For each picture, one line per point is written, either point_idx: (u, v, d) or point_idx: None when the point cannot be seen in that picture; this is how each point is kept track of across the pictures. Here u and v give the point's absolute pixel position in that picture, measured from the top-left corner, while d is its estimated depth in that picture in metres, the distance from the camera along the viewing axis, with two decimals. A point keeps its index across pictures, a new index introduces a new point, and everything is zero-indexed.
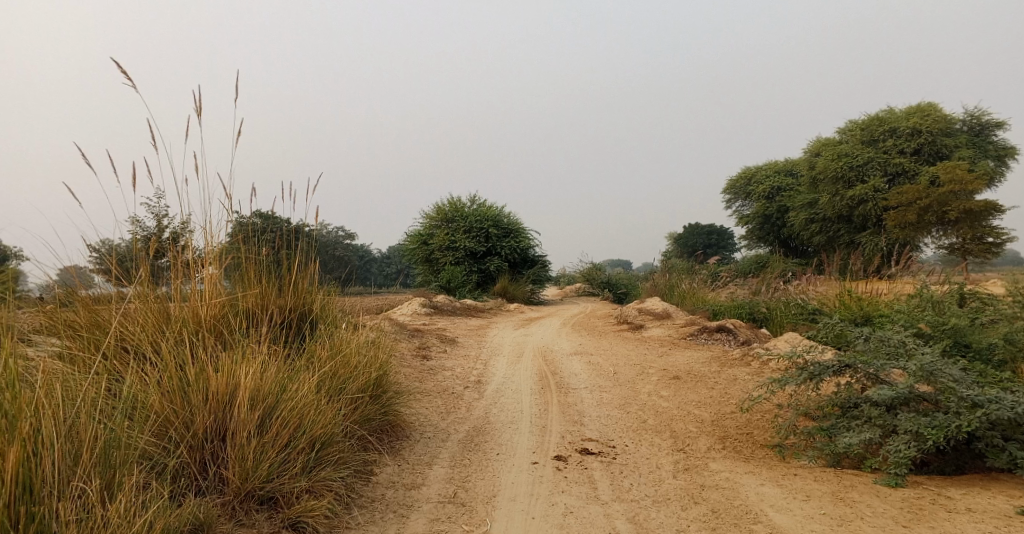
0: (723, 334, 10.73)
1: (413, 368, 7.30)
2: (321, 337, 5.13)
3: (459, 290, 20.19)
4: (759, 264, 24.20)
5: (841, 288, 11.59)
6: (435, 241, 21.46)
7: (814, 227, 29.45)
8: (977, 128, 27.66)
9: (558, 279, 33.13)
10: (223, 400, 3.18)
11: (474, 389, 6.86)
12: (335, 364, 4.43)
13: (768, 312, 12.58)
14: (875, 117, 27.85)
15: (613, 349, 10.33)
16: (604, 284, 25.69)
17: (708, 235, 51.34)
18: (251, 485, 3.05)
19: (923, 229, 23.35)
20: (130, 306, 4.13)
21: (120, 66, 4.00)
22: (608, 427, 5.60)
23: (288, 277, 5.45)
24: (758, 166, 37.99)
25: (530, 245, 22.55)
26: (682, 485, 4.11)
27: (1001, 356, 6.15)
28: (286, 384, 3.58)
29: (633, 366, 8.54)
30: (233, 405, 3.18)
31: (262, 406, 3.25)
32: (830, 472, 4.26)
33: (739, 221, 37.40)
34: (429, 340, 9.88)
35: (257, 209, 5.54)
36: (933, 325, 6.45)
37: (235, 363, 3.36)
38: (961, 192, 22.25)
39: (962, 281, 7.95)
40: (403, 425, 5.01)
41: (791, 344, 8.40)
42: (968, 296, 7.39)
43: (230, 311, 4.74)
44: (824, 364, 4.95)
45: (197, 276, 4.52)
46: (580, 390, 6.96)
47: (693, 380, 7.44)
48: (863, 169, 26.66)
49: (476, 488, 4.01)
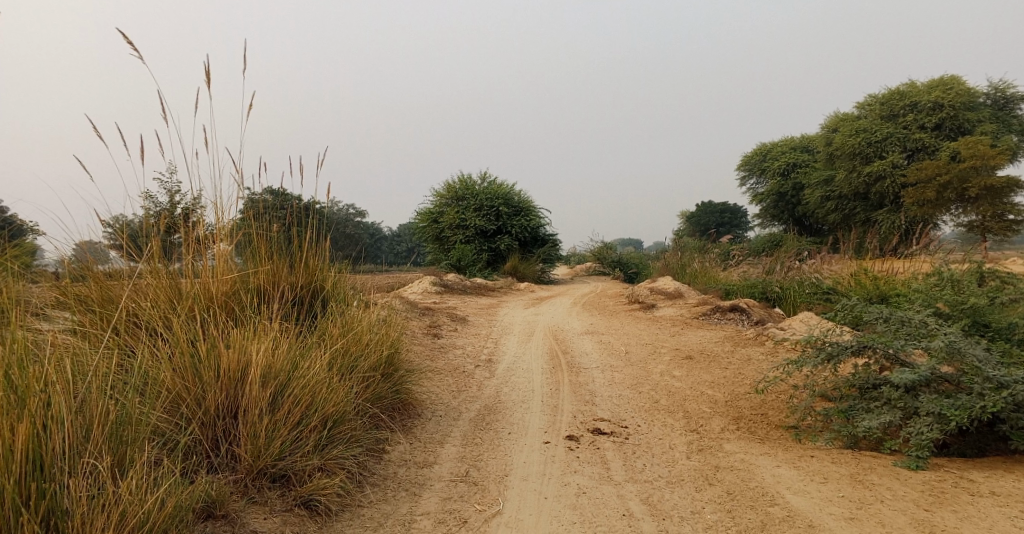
0: (736, 313, 10.63)
1: (423, 347, 7.29)
2: (333, 314, 5.09)
3: (469, 268, 20.18)
4: (773, 243, 23.96)
5: (858, 267, 11.42)
6: (445, 219, 21.41)
7: (830, 205, 29.05)
8: (1001, 102, 26.98)
9: (568, 258, 33.03)
10: (235, 377, 3.13)
11: (485, 368, 6.84)
12: (347, 342, 4.39)
13: (782, 291, 12.44)
14: (895, 92, 27.26)
15: (624, 328, 10.28)
16: (615, 263, 25.56)
17: (720, 214, 50.91)
18: (263, 463, 3.03)
19: (942, 207, 22.93)
20: (141, 281, 4.09)
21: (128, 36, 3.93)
22: (621, 407, 5.56)
23: (299, 254, 5.41)
24: (773, 143, 37.45)
25: (541, 224, 22.43)
26: (696, 466, 4.07)
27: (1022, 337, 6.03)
28: (298, 361, 3.53)
29: (645, 346, 8.48)
30: (245, 383, 3.13)
31: (274, 383, 3.21)
32: (847, 454, 4.20)
33: (752, 199, 36.99)
34: (440, 319, 9.87)
35: (268, 186, 5.49)
36: (953, 304, 6.33)
37: (247, 339, 3.31)
38: (982, 168, 21.77)
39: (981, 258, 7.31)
40: (414, 403, 5.00)
41: (806, 324, 8.29)
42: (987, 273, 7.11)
43: (241, 288, 4.71)
44: (842, 345, 4.86)
45: (207, 253, 4.48)
46: (592, 370, 6.93)
47: (706, 360, 7.37)
48: (881, 145, 26.16)
49: (488, 467, 3.99)
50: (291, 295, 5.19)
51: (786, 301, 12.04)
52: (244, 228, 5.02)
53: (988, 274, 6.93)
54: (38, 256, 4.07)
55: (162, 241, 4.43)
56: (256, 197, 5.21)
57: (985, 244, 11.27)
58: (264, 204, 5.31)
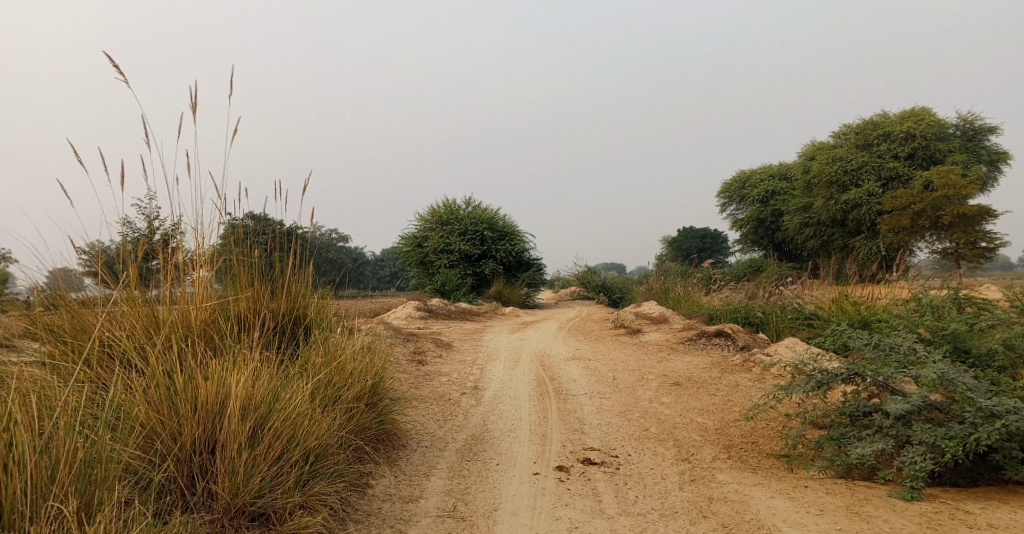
0: (721, 339, 10.63)
1: (408, 374, 7.15)
2: (317, 341, 4.96)
3: (453, 293, 20.05)
4: (754, 268, 24.18)
5: (839, 293, 11.52)
6: (429, 243, 21.31)
7: (809, 231, 29.48)
8: (971, 132, 27.75)
9: (552, 282, 32.99)
10: (213, 410, 2.99)
11: (471, 395, 6.71)
12: (330, 371, 4.26)
13: (765, 316, 12.49)
14: (869, 121, 27.94)
15: (610, 354, 10.21)
16: (599, 288, 25.58)
17: (702, 239, 51.40)
18: (241, 501, 2.88)
19: (917, 233, 23.35)
20: (116, 309, 3.95)
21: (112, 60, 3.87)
22: (610, 436, 5.46)
23: (282, 280, 5.29)
24: (753, 170, 38.07)
25: (525, 248, 22.43)
26: (689, 498, 3.99)
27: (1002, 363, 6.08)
28: (280, 392, 3.40)
29: (632, 372, 8.41)
30: (224, 416, 2.99)
31: (254, 417, 3.07)
32: (841, 484, 4.15)
33: (733, 225, 37.44)
34: (424, 345, 9.72)
35: (250, 211, 5.39)
36: (934, 330, 6.38)
37: (226, 370, 3.18)
38: (955, 196, 22.26)
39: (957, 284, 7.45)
40: (399, 433, 4.86)
41: (791, 350, 8.29)
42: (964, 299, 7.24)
43: (221, 315, 4.57)
44: (832, 372, 4.84)
45: (187, 279, 4.35)
46: (580, 397, 6.84)
47: (694, 386, 7.31)
48: (857, 172, 26.69)
49: (476, 501, 3.86)
50: (273, 322, 5.05)
51: (769, 327, 12.09)
52: (226, 255, 4.89)
53: (967, 300, 7.01)
54: (10, 284, 3.92)
55: (139, 268, 4.29)
56: (238, 222, 5.10)
57: (961, 271, 11.44)
58: (245, 229, 5.18)
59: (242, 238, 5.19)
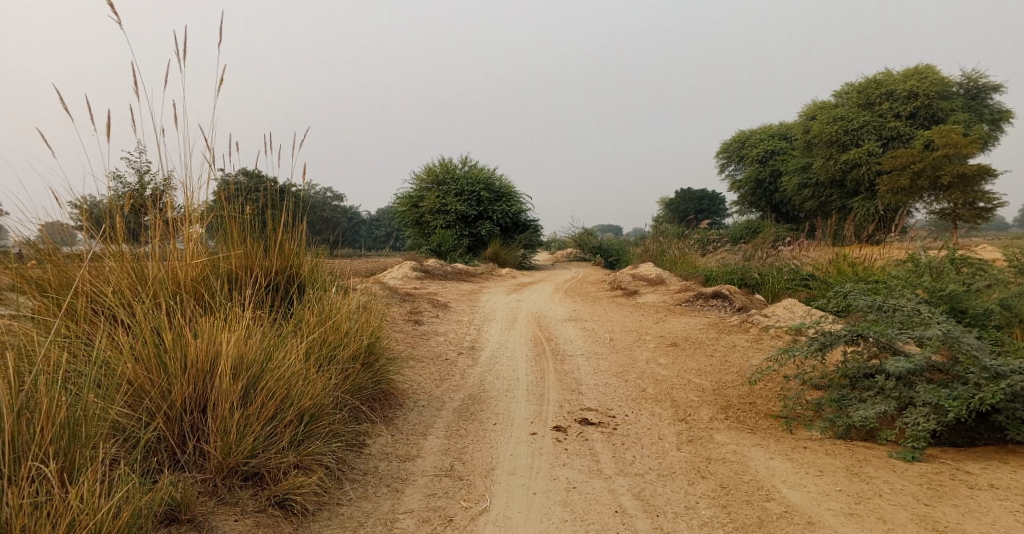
0: (718, 300, 10.60)
1: (405, 334, 7.08)
2: (312, 300, 4.86)
3: (449, 254, 19.92)
4: (751, 230, 24.10)
5: (836, 253, 11.46)
6: (425, 204, 21.07)
7: (807, 192, 29.30)
8: (974, 91, 27.36)
9: (549, 244, 32.87)
10: (203, 369, 2.90)
11: (468, 355, 6.67)
12: (325, 330, 4.18)
13: (761, 277, 12.45)
14: (872, 80, 27.49)
15: (608, 315, 10.18)
16: (595, 250, 25.48)
17: (699, 201, 51.18)
18: (234, 461, 2.83)
19: (915, 194, 23.20)
20: (104, 266, 3.84)
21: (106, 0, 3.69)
22: (608, 396, 5.44)
23: (275, 238, 5.16)
24: (752, 130, 37.62)
25: (522, 209, 22.25)
26: (688, 458, 3.96)
27: (998, 323, 6.05)
28: (273, 351, 3.31)
29: (629, 332, 8.38)
30: (215, 375, 2.91)
31: (246, 376, 2.99)
32: (841, 445, 4.14)
33: (731, 186, 37.17)
34: (421, 305, 9.65)
35: (243, 167, 5.22)
36: (932, 290, 6.35)
37: (217, 328, 3.08)
38: (955, 156, 22.02)
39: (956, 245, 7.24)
40: (396, 392, 4.82)
41: (789, 312, 8.26)
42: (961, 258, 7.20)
43: (212, 272, 4.46)
44: (835, 334, 4.78)
45: (177, 236, 4.21)
46: (577, 357, 6.81)
47: (692, 347, 7.28)
48: (858, 132, 26.35)
49: (474, 460, 3.83)
50: (266, 280, 4.95)
51: (765, 288, 12.05)
52: (217, 212, 4.76)
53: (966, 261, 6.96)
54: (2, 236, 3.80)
55: (127, 222, 4.15)
56: (228, 177, 4.96)
57: (956, 231, 11.37)
58: (238, 185, 5.04)
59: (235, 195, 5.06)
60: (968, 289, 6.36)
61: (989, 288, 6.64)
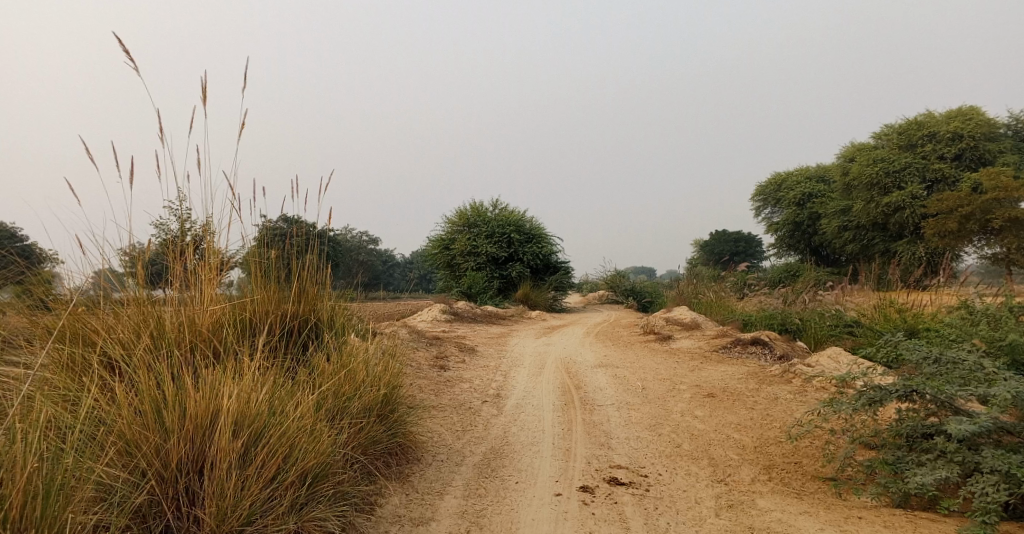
0: (757, 347, 10.13)
1: (428, 380, 6.86)
2: (330, 346, 4.71)
3: (480, 296, 19.74)
4: (790, 273, 23.41)
5: (882, 298, 10.90)
6: (457, 246, 21.10)
7: (848, 235, 28.50)
8: (1022, 133, 26.53)
9: (581, 286, 32.51)
10: (202, 425, 2.73)
11: (492, 404, 6.41)
12: (339, 380, 3.99)
13: (802, 323, 11.92)
14: (913, 121, 26.94)
15: (641, 361, 9.78)
16: (629, 292, 25.05)
17: (735, 243, 50.35)
18: (228, 528, 2.61)
19: (964, 238, 22.27)
20: (120, 313, 3.77)
21: (127, 49, 3.71)
22: (639, 452, 5.10)
23: (299, 280, 5.09)
24: (788, 172, 37.10)
25: (553, 250, 22.09)
26: (727, 528, 3.61)
27: None
28: (279, 404, 3.13)
29: (663, 381, 7.99)
30: (213, 432, 2.73)
31: (246, 433, 2.80)
32: (900, 516, 3.73)
33: (767, 228, 36.44)
34: (448, 350, 9.42)
35: (281, 213, 5.21)
36: (990, 340, 5.89)
37: (221, 380, 2.92)
38: (1005, 200, 21.16)
39: (1013, 291, 6.81)
40: (414, 445, 4.58)
41: (835, 362, 7.77)
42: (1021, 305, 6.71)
43: (230, 318, 4.35)
44: (886, 388, 4.37)
45: (196, 282, 4.13)
46: (607, 408, 6.47)
47: (730, 398, 6.86)
48: (900, 175, 25.60)
49: (492, 526, 3.55)
50: (288, 323, 4.84)
51: (807, 334, 11.50)
52: (238, 257, 4.75)
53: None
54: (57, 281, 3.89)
55: (151, 266, 4.11)
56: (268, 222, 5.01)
57: (1011, 276, 10.75)
58: (266, 228, 5.06)
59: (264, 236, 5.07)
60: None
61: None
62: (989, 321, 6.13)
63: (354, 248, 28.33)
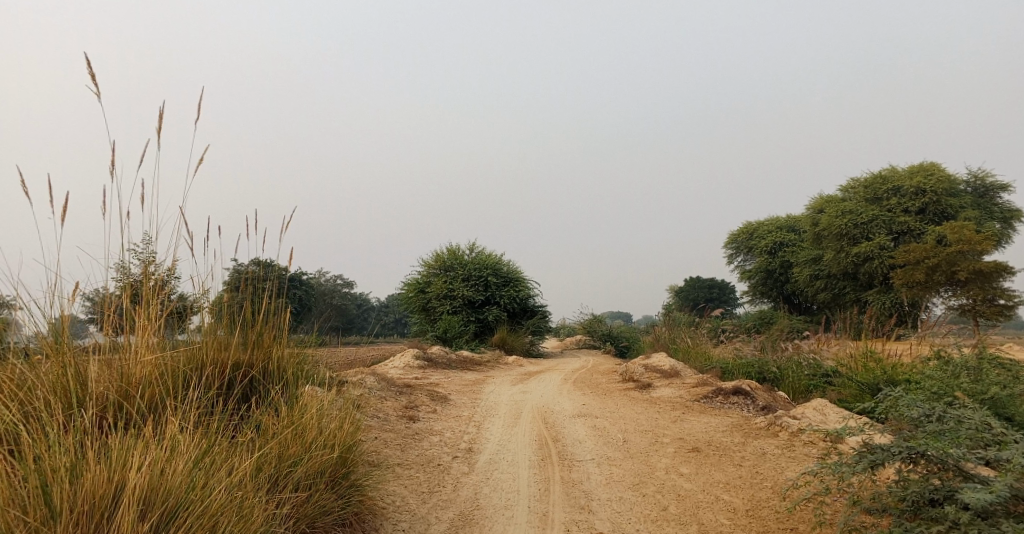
0: (739, 397, 9.81)
1: (395, 433, 6.37)
2: (283, 399, 4.31)
3: (455, 340, 19.22)
4: (764, 321, 23.36)
5: (859, 347, 10.73)
6: (432, 289, 20.63)
7: (819, 283, 28.74)
8: (982, 188, 27.36)
9: (557, 330, 32.11)
10: (98, 505, 2.39)
11: (463, 460, 5.94)
12: (284, 441, 3.64)
13: (780, 371, 11.66)
14: (878, 175, 27.72)
15: (620, 411, 9.36)
16: (606, 337, 24.73)
17: (709, 289, 50.78)
18: None
19: (932, 289, 22.52)
20: (35, 370, 3.40)
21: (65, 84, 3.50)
22: (622, 517, 4.69)
23: (255, 325, 4.72)
24: (760, 221, 37.71)
25: (530, 295, 21.79)
26: None
27: None
28: (199, 477, 2.77)
29: (644, 433, 7.58)
30: (113, 514, 2.39)
31: (154, 514, 2.48)
32: None
33: (741, 276, 36.70)
34: (418, 399, 8.89)
35: (256, 258, 4.98)
36: (972, 393, 5.68)
37: (128, 451, 2.62)
38: (969, 252, 21.60)
39: (988, 343, 6.66)
40: (373, 513, 4.14)
41: (821, 415, 7.46)
42: (998, 356, 6.55)
43: (169, 373, 3.97)
44: (887, 449, 3.99)
45: (128, 332, 3.78)
46: (587, 464, 6.04)
47: (716, 453, 6.48)
48: (868, 226, 26.05)
49: None
50: (240, 372, 4.47)
51: (785, 384, 11.24)
52: (192, 302, 4.43)
53: (1007, 361, 6.33)
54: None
55: (84, 316, 3.77)
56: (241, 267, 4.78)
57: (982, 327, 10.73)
58: (237, 273, 4.82)
59: (229, 280, 4.81)
60: (1014, 392, 5.71)
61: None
62: (971, 374, 5.93)
63: (327, 291, 27.62)
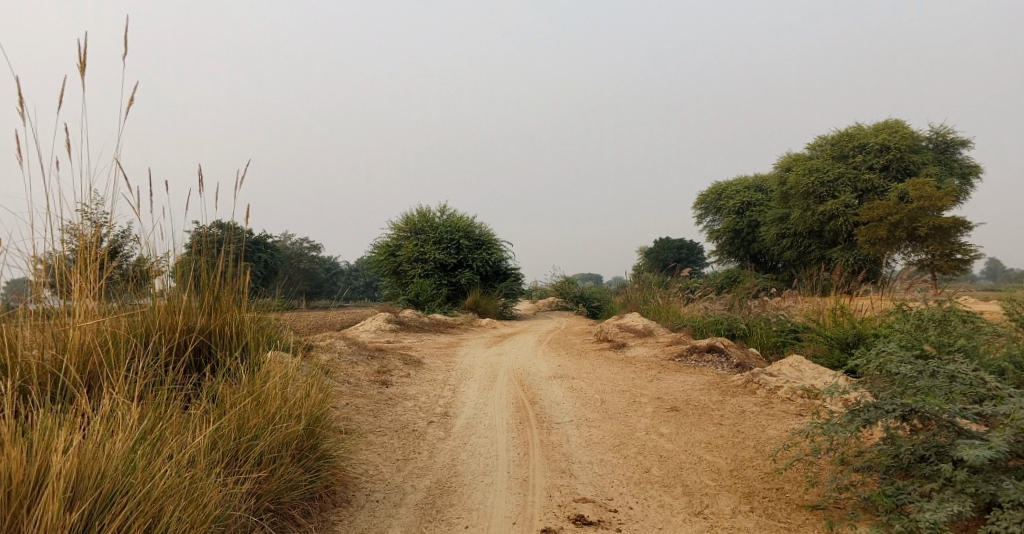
0: (713, 355, 9.78)
1: (367, 399, 6.10)
2: (243, 366, 4.00)
3: (427, 304, 18.92)
4: (733, 279, 23.58)
5: (828, 303, 10.77)
6: (403, 252, 20.15)
7: (785, 242, 29.01)
8: (943, 145, 27.73)
9: (530, 292, 31.98)
10: (18, 494, 2.17)
11: (439, 425, 5.73)
12: (244, 411, 3.37)
13: (748, 328, 11.68)
14: (844, 133, 27.87)
15: (596, 371, 9.25)
16: (578, 298, 24.74)
17: (678, 250, 51.27)
18: None
19: (894, 245, 22.92)
20: None
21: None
22: (604, 480, 4.54)
23: (211, 287, 4.35)
24: (729, 181, 37.83)
25: (502, 257, 21.53)
26: None
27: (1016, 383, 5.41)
28: (138, 457, 2.54)
29: (622, 393, 7.46)
30: (33, 501, 2.16)
31: (85, 501, 2.26)
32: None
33: (710, 236, 36.94)
34: (391, 363, 8.60)
35: (220, 219, 4.59)
36: (940, 345, 5.64)
37: (52, 433, 2.39)
38: (930, 208, 21.96)
39: (955, 296, 6.64)
40: (344, 485, 3.92)
41: (797, 371, 7.43)
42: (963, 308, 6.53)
43: (115, 342, 3.66)
44: (881, 408, 3.86)
45: (63, 298, 3.44)
46: (566, 426, 5.89)
47: (695, 412, 6.39)
48: (834, 184, 26.24)
49: None
50: (197, 336, 4.15)
51: (754, 340, 11.28)
52: (146, 264, 4.08)
53: (974, 313, 6.31)
54: None
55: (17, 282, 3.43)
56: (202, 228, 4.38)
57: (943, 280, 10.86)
58: (200, 235, 4.41)
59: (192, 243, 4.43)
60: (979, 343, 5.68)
61: (1002, 339, 5.99)
62: (938, 325, 5.90)
63: (294, 256, 26.84)
